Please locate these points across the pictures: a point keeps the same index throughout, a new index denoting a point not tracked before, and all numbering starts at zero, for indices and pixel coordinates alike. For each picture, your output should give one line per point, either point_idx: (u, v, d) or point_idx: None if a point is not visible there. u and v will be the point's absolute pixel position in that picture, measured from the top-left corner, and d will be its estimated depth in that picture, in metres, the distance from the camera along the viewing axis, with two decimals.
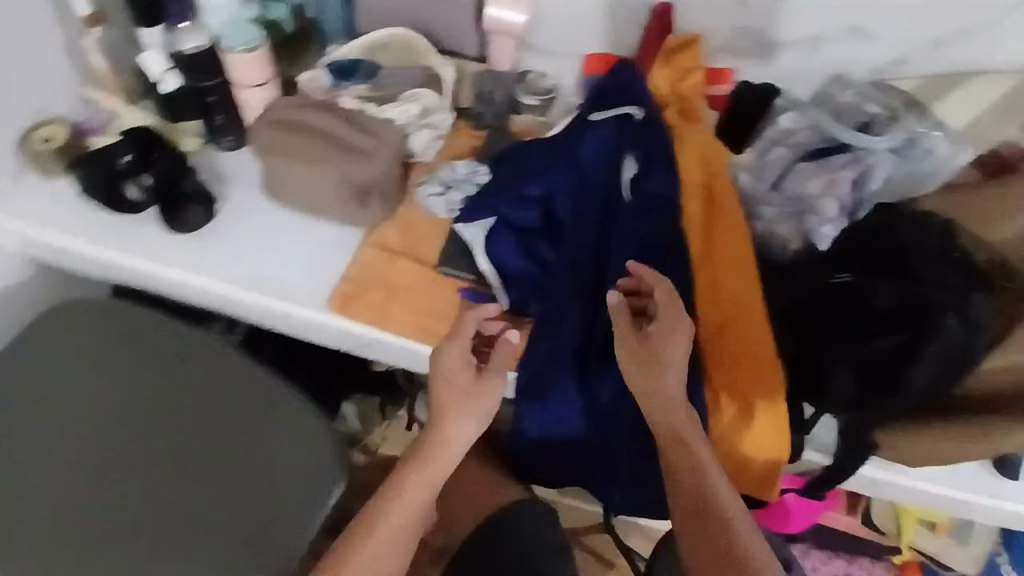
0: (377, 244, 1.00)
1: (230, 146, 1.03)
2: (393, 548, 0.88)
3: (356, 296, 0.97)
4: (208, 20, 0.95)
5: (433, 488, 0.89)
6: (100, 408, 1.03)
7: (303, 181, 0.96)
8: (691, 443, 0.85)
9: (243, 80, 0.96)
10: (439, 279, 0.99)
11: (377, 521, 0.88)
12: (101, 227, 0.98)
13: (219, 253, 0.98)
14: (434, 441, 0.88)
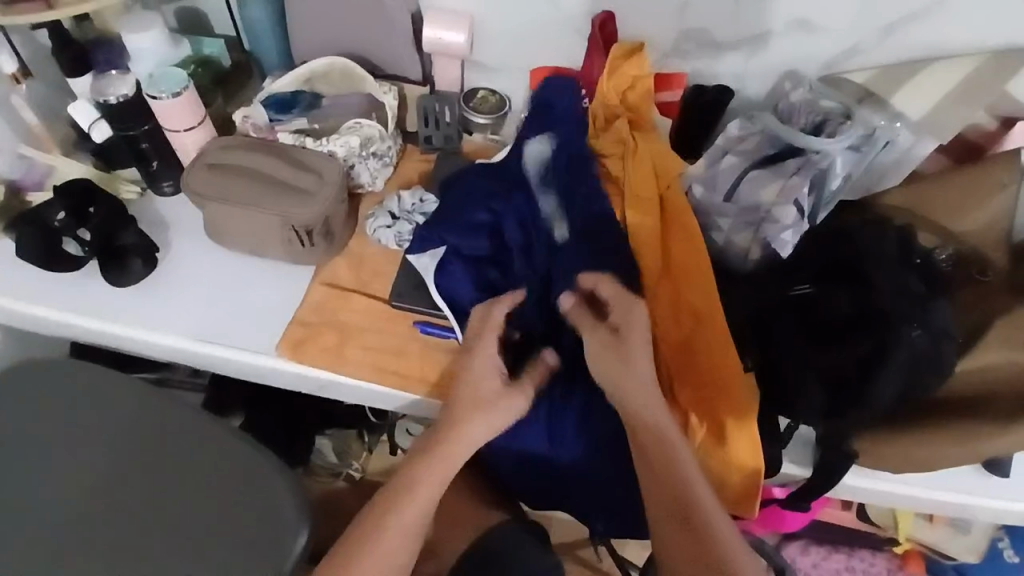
0: (327, 282, 0.97)
1: (171, 191, 1.01)
2: (398, 550, 0.81)
3: (308, 339, 0.92)
4: (137, 65, 0.95)
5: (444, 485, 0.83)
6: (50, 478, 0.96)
7: (243, 225, 0.93)
8: (678, 458, 0.79)
9: (173, 125, 0.93)
10: (394, 314, 0.95)
11: (385, 516, 0.82)
12: (41, 286, 0.94)
13: (164, 303, 0.93)
14: (440, 460, 0.83)
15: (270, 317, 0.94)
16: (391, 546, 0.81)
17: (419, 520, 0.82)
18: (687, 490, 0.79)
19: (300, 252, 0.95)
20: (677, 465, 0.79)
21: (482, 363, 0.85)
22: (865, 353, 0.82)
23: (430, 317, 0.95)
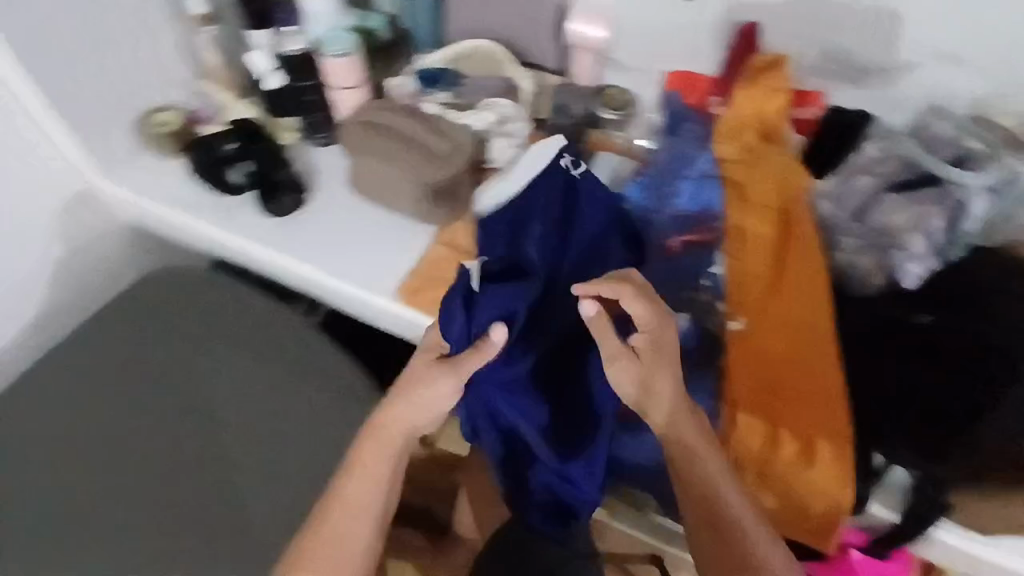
0: (446, 242, 1.00)
1: (322, 143, 1.07)
2: (355, 528, 0.81)
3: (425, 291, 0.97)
4: (311, 26, 0.98)
5: (389, 460, 0.82)
6: (153, 397, 1.02)
7: (384, 178, 1.00)
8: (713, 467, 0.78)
9: (338, 82, 0.99)
10: None
11: (336, 497, 0.82)
12: (202, 204, 1.03)
13: (304, 236, 1.01)
14: (372, 440, 0.81)
15: (390, 269, 1.00)
16: (338, 529, 0.81)
17: (369, 495, 0.81)
18: (713, 493, 0.79)
19: (427, 212, 1.01)
20: (696, 448, 0.78)
21: (415, 365, 0.81)
22: (971, 397, 0.79)
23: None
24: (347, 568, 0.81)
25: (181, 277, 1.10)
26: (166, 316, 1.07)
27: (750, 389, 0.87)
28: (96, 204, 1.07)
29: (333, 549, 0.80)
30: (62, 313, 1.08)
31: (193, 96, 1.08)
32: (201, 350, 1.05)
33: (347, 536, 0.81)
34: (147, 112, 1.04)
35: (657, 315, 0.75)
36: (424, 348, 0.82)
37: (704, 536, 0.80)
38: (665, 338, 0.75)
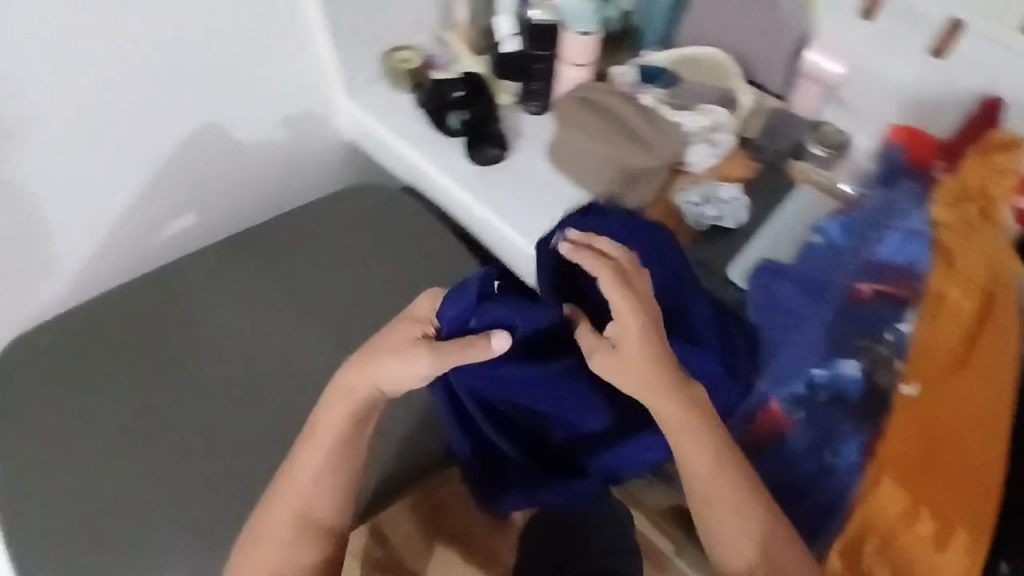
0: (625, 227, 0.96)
1: (532, 112, 1.07)
2: (317, 487, 0.80)
3: None
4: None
5: (355, 416, 0.78)
6: (303, 304, 1.04)
7: (579, 151, 0.98)
8: (711, 466, 0.74)
9: (567, 56, 1.00)
10: None
11: (303, 450, 0.80)
12: (418, 136, 1.07)
13: (500, 187, 1.02)
14: (338, 401, 0.78)
15: None
16: (309, 488, 0.80)
17: (329, 451, 0.79)
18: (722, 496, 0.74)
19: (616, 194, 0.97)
20: (685, 425, 0.72)
21: (399, 330, 0.75)
22: None
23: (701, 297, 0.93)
24: (310, 517, 0.81)
25: (359, 196, 1.13)
26: (337, 230, 1.09)
27: (898, 453, 0.82)
28: (313, 114, 1.12)
29: (300, 500, 0.80)
30: (248, 197, 1.14)
31: (434, 44, 1.14)
32: (357, 277, 1.06)
33: (309, 493, 0.80)
34: (394, 47, 1.11)
35: (625, 298, 0.69)
36: (405, 318, 0.76)
37: (709, 513, 0.75)
38: (631, 326, 0.69)
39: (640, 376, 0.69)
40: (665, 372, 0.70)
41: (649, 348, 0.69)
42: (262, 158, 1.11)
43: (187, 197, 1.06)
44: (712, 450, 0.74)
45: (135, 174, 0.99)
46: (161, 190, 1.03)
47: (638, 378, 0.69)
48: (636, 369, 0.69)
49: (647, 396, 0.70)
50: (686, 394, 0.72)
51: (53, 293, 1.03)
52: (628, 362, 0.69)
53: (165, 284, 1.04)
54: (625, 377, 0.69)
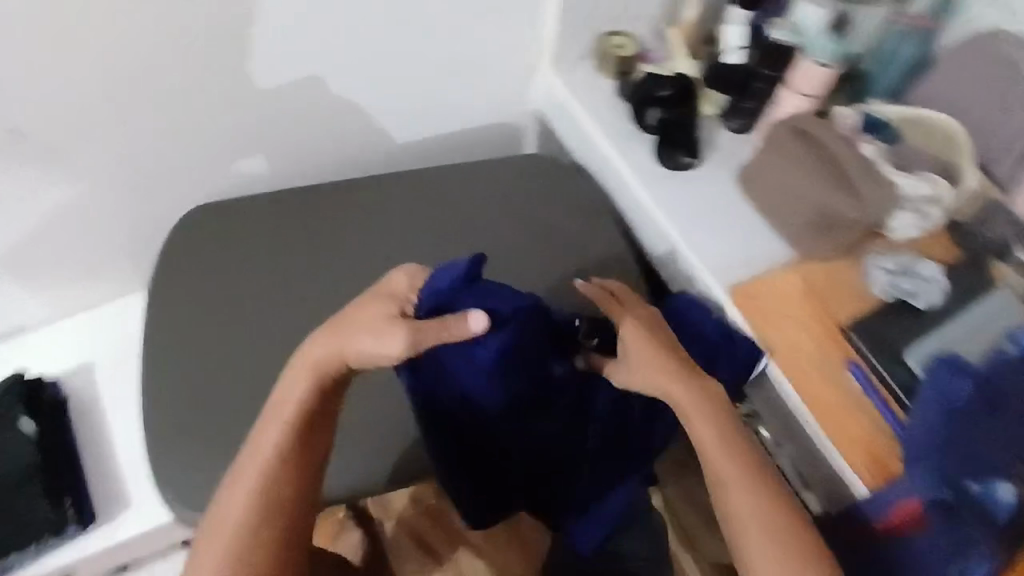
0: (804, 275, 0.88)
1: (733, 129, 1.02)
2: (289, 458, 0.71)
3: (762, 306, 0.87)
4: (799, 22, 0.95)
5: (332, 375, 0.73)
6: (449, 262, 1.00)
7: (780, 182, 0.92)
8: (722, 450, 0.73)
9: (794, 82, 0.93)
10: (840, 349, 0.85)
11: (274, 421, 0.72)
12: (611, 123, 1.05)
13: (683, 197, 0.97)
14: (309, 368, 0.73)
15: (739, 266, 0.91)
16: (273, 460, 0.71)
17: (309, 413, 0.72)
18: (735, 484, 0.72)
19: (803, 236, 0.90)
20: (705, 406, 0.75)
21: (373, 305, 0.73)
22: None
23: (866, 368, 0.83)
24: (281, 492, 0.71)
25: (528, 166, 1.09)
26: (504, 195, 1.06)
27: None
28: (514, 79, 1.11)
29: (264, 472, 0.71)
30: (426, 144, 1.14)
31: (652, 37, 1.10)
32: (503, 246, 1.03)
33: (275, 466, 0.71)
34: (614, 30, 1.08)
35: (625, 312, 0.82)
36: (379, 295, 0.74)
37: (725, 498, 0.72)
38: (629, 328, 0.80)
39: (657, 363, 0.77)
40: (674, 363, 0.77)
41: (655, 336, 0.80)
42: (457, 111, 1.11)
43: (378, 128, 1.07)
44: (734, 445, 0.73)
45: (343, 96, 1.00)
46: (330, 122, 1.03)
47: (647, 371, 0.77)
48: (644, 365, 0.77)
49: (668, 377, 0.76)
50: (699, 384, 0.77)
51: (231, 181, 1.04)
52: (632, 357, 0.78)
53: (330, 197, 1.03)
54: (633, 351, 0.78)
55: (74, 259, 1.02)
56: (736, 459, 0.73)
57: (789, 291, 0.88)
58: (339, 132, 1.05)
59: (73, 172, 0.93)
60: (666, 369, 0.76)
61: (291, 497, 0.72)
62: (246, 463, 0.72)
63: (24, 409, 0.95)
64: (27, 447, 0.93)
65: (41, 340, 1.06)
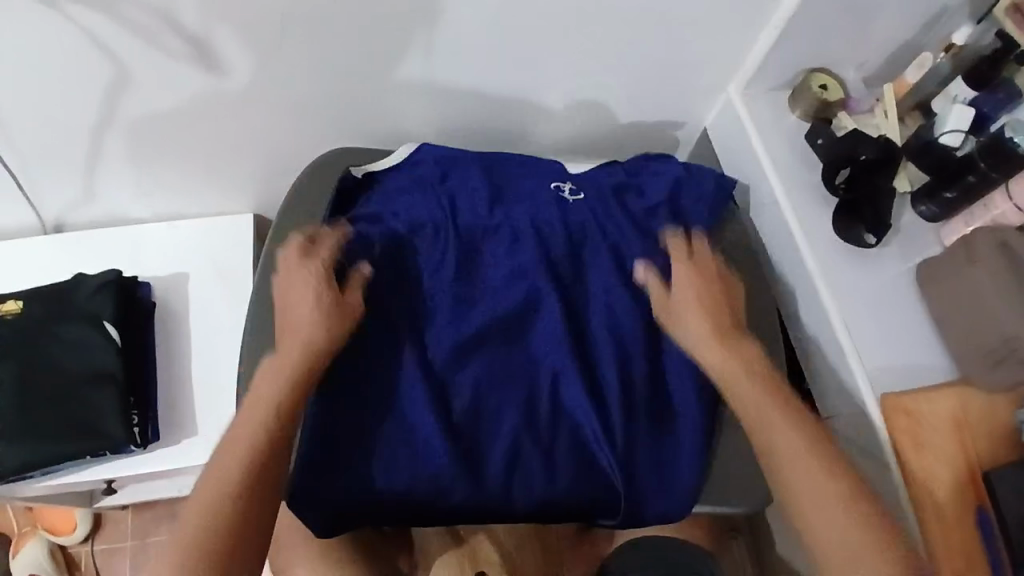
0: (959, 402, 0.82)
1: (923, 214, 0.95)
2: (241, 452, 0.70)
3: (909, 420, 0.81)
4: None
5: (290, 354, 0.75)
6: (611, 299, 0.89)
7: (964, 295, 0.84)
8: (766, 420, 0.74)
9: (1013, 190, 0.84)
10: (977, 494, 0.79)
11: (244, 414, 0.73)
12: (791, 169, 0.96)
13: (848, 276, 0.90)
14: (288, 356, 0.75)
15: (897, 371, 0.85)
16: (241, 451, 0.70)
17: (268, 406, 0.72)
18: (786, 468, 0.72)
19: (970, 358, 0.84)
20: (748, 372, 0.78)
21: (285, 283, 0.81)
22: None
23: (993, 518, 0.78)
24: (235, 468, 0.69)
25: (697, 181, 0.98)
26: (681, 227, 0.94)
27: None
28: (695, 91, 1.01)
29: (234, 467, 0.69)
30: (578, 133, 1.06)
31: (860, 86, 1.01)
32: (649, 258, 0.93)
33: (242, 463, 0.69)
34: (820, 68, 0.98)
35: (715, 269, 0.87)
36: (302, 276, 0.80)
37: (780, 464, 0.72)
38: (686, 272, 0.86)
39: (698, 299, 0.84)
40: (733, 322, 0.82)
41: (705, 280, 0.86)
42: (624, 108, 1.02)
43: (539, 106, 0.98)
44: (789, 433, 0.73)
45: (519, 67, 0.91)
46: (493, 83, 0.93)
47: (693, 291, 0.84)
48: (691, 294, 0.84)
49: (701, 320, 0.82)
50: (760, 368, 0.78)
51: (374, 123, 0.96)
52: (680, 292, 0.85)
53: (476, 171, 0.92)
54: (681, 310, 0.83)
55: (196, 163, 0.95)
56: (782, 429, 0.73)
57: (944, 417, 0.82)
58: (500, 102, 0.96)
59: (219, 84, 0.84)
60: (708, 298, 0.84)
61: (259, 484, 0.69)
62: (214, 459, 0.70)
63: (113, 313, 0.89)
64: (110, 353, 0.88)
65: (137, 236, 1.00)
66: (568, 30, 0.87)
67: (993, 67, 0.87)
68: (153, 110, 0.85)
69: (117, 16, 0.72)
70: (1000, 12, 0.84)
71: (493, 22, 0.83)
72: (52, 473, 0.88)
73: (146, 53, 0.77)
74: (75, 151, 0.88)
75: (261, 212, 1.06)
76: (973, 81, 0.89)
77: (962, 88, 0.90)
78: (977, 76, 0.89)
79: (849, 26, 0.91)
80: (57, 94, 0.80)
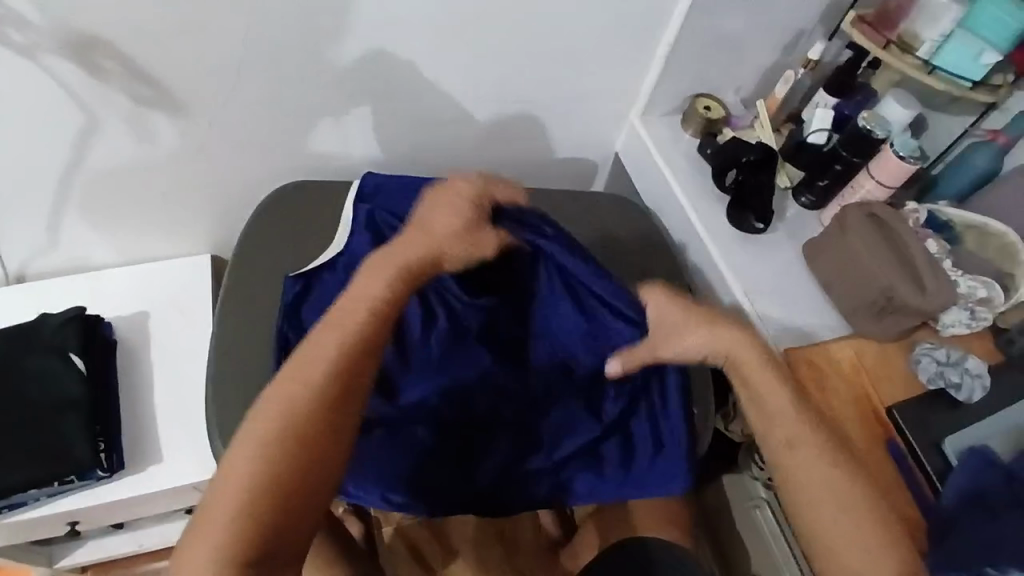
0: (855, 350, 0.92)
1: (801, 204, 1.09)
2: (223, 517, 0.61)
3: (813, 368, 0.90)
4: (880, 112, 1.01)
5: (292, 400, 0.65)
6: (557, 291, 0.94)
7: (846, 263, 0.96)
8: (788, 464, 0.76)
9: (873, 170, 0.99)
10: (881, 424, 0.87)
11: (237, 460, 0.63)
12: (688, 174, 1.10)
13: (745, 256, 1.02)
14: (322, 341, 0.69)
15: (794, 331, 0.96)
16: (249, 470, 0.62)
17: (254, 460, 0.63)
18: (811, 514, 0.74)
19: (859, 313, 0.94)
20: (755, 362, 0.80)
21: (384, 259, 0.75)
22: None
23: (904, 446, 0.85)
24: (236, 521, 0.61)
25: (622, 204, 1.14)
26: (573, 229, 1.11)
27: None
28: (601, 120, 1.17)
29: (253, 479, 0.62)
30: (504, 165, 1.20)
31: (739, 107, 1.18)
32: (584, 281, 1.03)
33: (264, 475, 0.62)
34: (706, 92, 1.15)
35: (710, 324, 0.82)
36: (393, 257, 0.75)
37: (816, 516, 0.73)
38: (699, 330, 0.82)
39: (733, 342, 0.81)
40: (765, 358, 0.80)
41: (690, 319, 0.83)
42: (541, 139, 1.17)
43: (468, 139, 1.12)
44: (823, 478, 0.74)
45: (446, 105, 1.05)
46: (426, 120, 1.06)
47: (702, 336, 0.81)
48: (700, 329, 0.82)
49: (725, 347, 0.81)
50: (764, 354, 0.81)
51: (321, 164, 1.08)
52: (715, 335, 0.82)
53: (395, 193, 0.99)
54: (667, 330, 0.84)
55: (156, 208, 1.05)
56: (809, 472, 0.75)
57: (842, 363, 0.91)
58: (431, 140, 1.10)
59: (177, 126, 0.95)
60: (710, 343, 0.81)
61: (256, 539, 0.60)
62: (198, 523, 0.61)
63: (77, 345, 0.95)
64: (75, 381, 0.93)
65: (102, 279, 1.07)
66: (485, 71, 1.02)
67: (848, 76, 1.05)
68: (118, 157, 0.96)
69: (91, 64, 0.84)
70: (848, 24, 1.02)
71: (417, 64, 0.97)
72: (21, 508, 0.91)
73: (113, 99, 0.88)
74: (45, 198, 0.97)
75: (220, 256, 1.15)
76: (830, 88, 1.05)
77: (823, 96, 1.06)
78: (836, 83, 1.05)
79: (720, 54, 1.09)
80: (31, 143, 0.90)
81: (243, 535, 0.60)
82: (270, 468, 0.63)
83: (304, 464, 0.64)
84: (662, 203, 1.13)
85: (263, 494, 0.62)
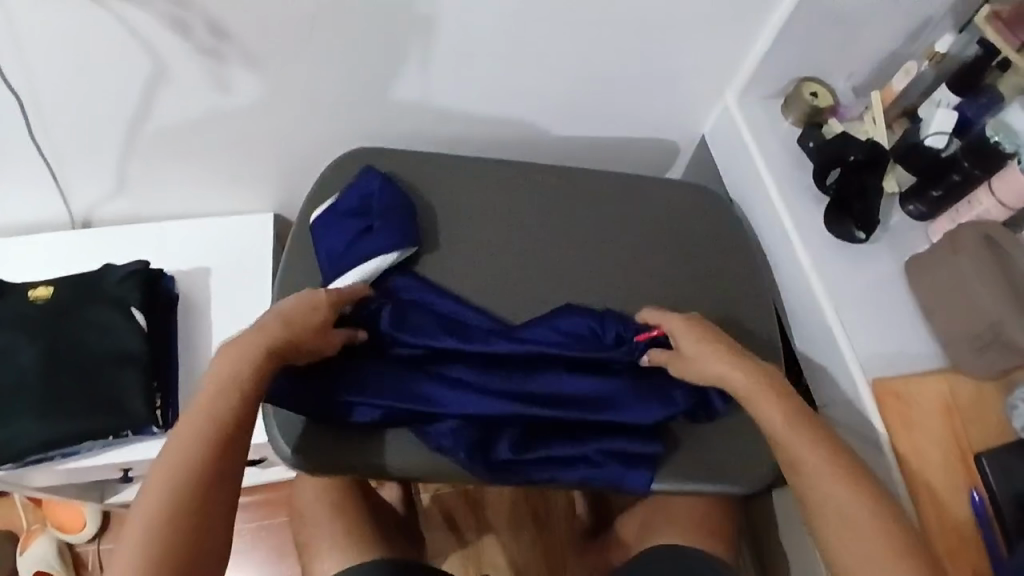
0: (948, 387, 0.87)
1: (910, 213, 0.99)
2: (147, 524, 0.67)
3: (900, 402, 0.86)
4: (1010, 122, 0.89)
5: (196, 448, 0.70)
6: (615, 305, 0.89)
7: (951, 288, 0.88)
8: (827, 505, 0.75)
9: (995, 187, 0.88)
10: (967, 462, 0.84)
11: (159, 480, 0.69)
12: (783, 169, 1.02)
13: (839, 265, 0.95)
14: (187, 427, 0.71)
15: (885, 357, 0.90)
16: (162, 499, 0.68)
17: (174, 486, 0.69)
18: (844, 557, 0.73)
19: (958, 345, 0.88)
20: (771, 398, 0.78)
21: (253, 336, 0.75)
22: None
23: (985, 497, 0.82)
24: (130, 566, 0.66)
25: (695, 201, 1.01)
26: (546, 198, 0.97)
27: None
28: (691, 99, 1.07)
29: (179, 482, 0.69)
30: (578, 140, 1.12)
31: (849, 94, 1.08)
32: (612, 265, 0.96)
33: (182, 486, 0.69)
34: (812, 77, 1.05)
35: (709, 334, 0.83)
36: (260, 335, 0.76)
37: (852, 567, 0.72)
38: (699, 351, 0.82)
39: (719, 366, 0.81)
40: (771, 377, 0.80)
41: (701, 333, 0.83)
42: (623, 115, 1.08)
43: (546, 111, 1.04)
44: (858, 522, 0.73)
45: (525, 74, 0.97)
46: (502, 89, 0.99)
47: (706, 363, 0.81)
48: (704, 355, 0.81)
49: (748, 386, 0.79)
50: (762, 380, 0.80)
51: (388, 129, 1.02)
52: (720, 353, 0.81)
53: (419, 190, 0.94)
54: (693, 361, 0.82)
55: (218, 160, 1.01)
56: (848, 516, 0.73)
57: (931, 398, 0.86)
58: (506, 110, 1.02)
59: (243, 80, 0.89)
60: (717, 364, 0.81)
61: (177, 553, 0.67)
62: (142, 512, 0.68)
63: (138, 299, 0.94)
64: (135, 337, 0.92)
65: (159, 230, 1.05)
66: (574, 42, 0.93)
67: (975, 75, 0.93)
68: (184, 108, 0.91)
69: (159, 12, 0.77)
70: (981, 19, 0.90)
71: (506, 32, 0.89)
72: (75, 455, 0.92)
73: (179, 47, 0.82)
74: (109, 145, 0.94)
75: (278, 213, 1.12)
76: (957, 87, 0.95)
77: (946, 93, 0.95)
78: (961, 81, 0.94)
79: (837, 38, 0.98)
80: (97, 90, 0.86)
81: (162, 540, 0.67)
82: (180, 490, 0.69)
83: (200, 501, 0.69)
84: (750, 195, 1.05)
85: (173, 517, 0.68)
